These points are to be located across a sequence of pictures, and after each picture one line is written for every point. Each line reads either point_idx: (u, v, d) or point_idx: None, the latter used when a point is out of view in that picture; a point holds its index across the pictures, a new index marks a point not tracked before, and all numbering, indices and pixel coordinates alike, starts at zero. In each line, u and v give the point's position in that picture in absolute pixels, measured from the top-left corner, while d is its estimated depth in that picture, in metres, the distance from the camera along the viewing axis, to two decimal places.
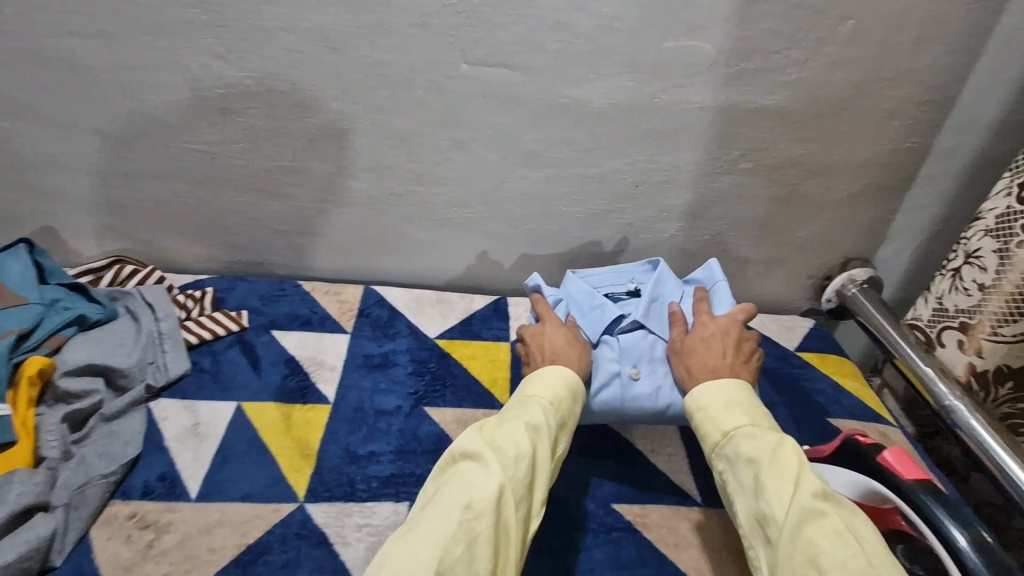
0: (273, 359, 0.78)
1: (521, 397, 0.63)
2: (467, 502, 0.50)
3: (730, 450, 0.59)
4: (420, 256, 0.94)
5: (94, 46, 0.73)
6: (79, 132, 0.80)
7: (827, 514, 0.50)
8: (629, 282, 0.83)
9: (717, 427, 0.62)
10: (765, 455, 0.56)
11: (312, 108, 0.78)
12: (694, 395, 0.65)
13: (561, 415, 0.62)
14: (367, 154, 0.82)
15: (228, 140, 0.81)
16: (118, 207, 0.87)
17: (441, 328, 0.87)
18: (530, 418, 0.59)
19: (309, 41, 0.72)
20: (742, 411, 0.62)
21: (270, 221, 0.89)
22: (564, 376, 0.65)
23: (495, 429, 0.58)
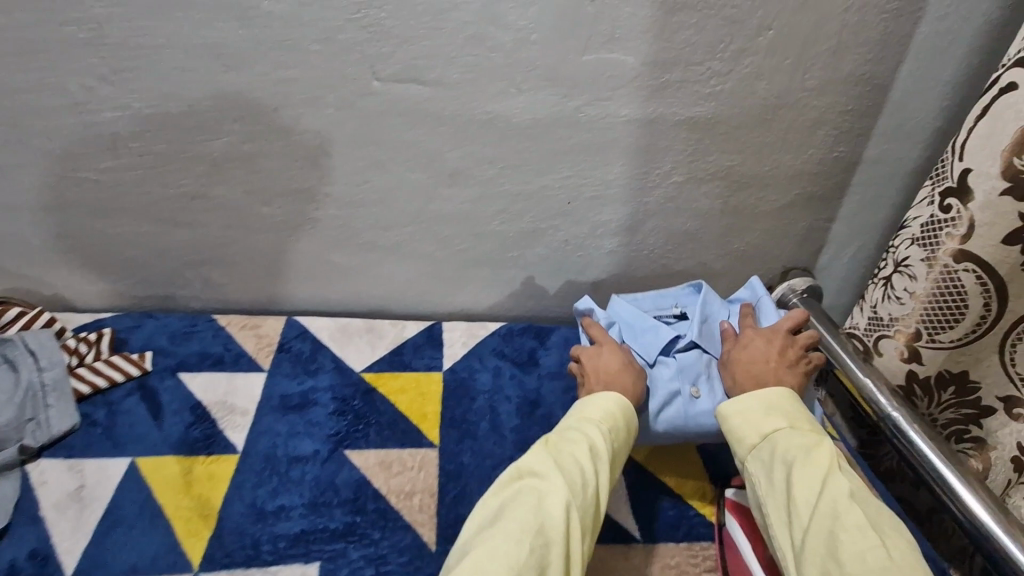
0: (176, 406, 0.71)
1: (580, 417, 0.64)
2: (535, 525, 0.52)
3: (765, 452, 0.62)
4: (347, 282, 0.88)
5: None
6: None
7: (854, 512, 0.54)
8: (675, 307, 0.84)
9: (753, 429, 0.64)
10: (799, 458, 0.59)
11: (212, 131, 0.72)
12: (733, 401, 0.68)
13: (620, 441, 0.63)
14: (278, 178, 0.76)
15: (120, 167, 0.74)
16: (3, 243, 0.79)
17: (368, 360, 0.82)
18: (592, 443, 0.60)
19: (202, 59, 0.66)
20: (778, 415, 0.65)
21: (177, 252, 0.82)
22: (619, 397, 0.66)
23: (558, 450, 0.60)
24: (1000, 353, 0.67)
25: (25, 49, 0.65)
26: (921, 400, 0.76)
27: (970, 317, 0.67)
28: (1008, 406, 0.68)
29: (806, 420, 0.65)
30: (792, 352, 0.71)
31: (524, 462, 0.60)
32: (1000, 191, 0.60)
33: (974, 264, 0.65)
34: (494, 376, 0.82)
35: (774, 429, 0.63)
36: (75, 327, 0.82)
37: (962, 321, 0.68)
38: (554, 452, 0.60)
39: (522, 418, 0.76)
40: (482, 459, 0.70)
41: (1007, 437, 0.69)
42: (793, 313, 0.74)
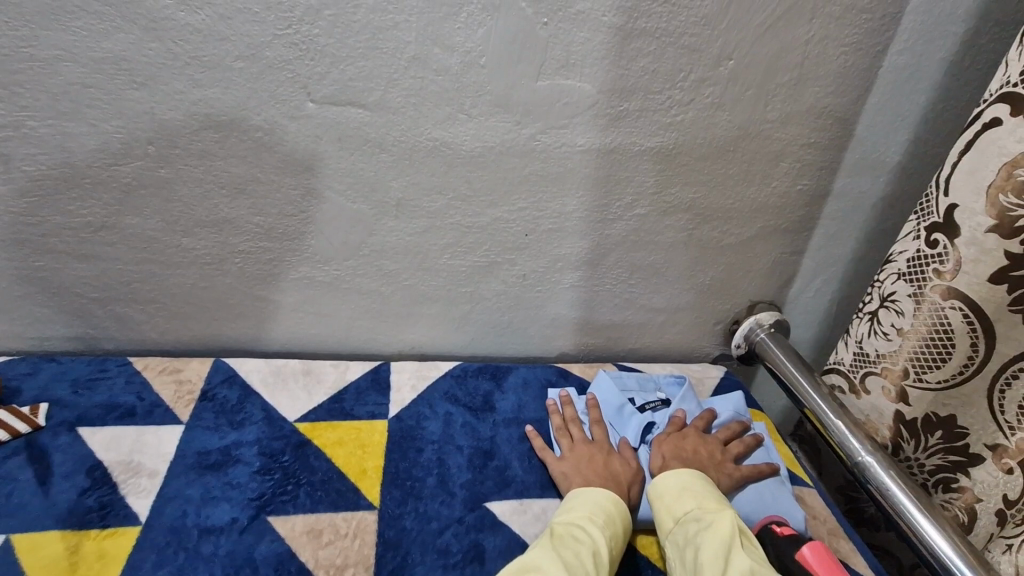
0: (70, 469, 0.62)
1: (579, 515, 0.59)
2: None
3: (676, 536, 0.59)
4: (282, 320, 0.81)
5: None
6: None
7: None
8: (658, 392, 0.82)
9: (665, 513, 0.62)
10: (705, 539, 0.56)
11: (123, 154, 0.64)
12: (654, 483, 0.65)
13: (619, 536, 0.59)
14: (201, 206, 0.69)
15: (14, 193, 0.65)
16: None
17: (304, 407, 0.73)
18: (598, 549, 0.56)
19: (106, 74, 0.59)
20: (692, 496, 0.62)
21: (85, 288, 0.73)
22: (616, 498, 0.62)
23: (562, 551, 0.55)
24: (989, 398, 0.63)
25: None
26: (907, 443, 0.72)
27: (956, 358, 0.64)
28: (997, 455, 0.64)
29: (718, 501, 0.62)
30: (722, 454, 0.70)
31: (523, 565, 0.54)
32: (987, 228, 0.58)
33: (961, 301, 0.62)
34: (444, 425, 0.75)
35: (686, 511, 0.60)
36: None
37: (948, 362, 0.65)
38: (558, 554, 0.54)
39: (474, 471, 0.69)
40: (427, 522, 0.62)
41: (992, 489, 0.65)
42: (732, 425, 0.75)
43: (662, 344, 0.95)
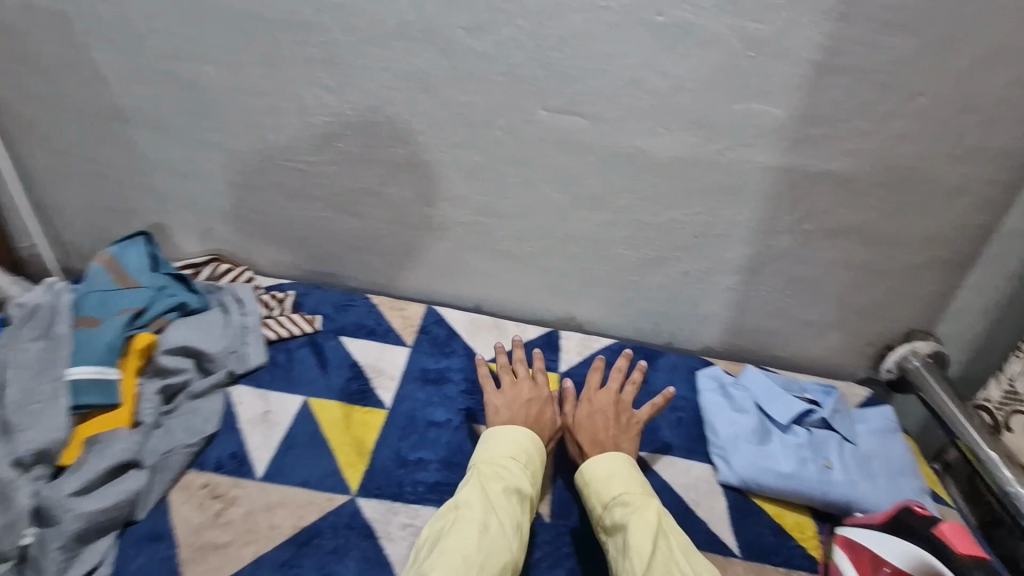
0: (339, 363, 0.85)
1: (503, 455, 0.67)
2: (477, 565, 0.56)
3: (608, 517, 0.65)
4: (478, 283, 1.00)
5: (221, 74, 0.81)
6: (191, 143, 0.88)
7: None
8: (806, 392, 0.87)
9: (601, 493, 0.67)
10: (632, 521, 0.62)
11: (402, 140, 0.85)
12: (586, 463, 0.71)
13: (536, 480, 0.68)
14: (443, 184, 0.88)
15: (322, 161, 0.88)
16: (217, 212, 0.96)
17: (494, 350, 0.92)
18: (520, 486, 0.64)
19: (403, 80, 0.79)
20: (622, 479, 0.68)
21: (349, 237, 0.96)
22: (537, 443, 0.70)
23: (490, 488, 0.63)
24: None
25: (271, 60, 0.79)
26: None
27: None
28: None
29: (641, 482, 0.68)
30: (626, 419, 0.77)
31: (460, 499, 0.63)
32: None
33: None
34: None
35: (616, 492, 0.66)
36: (267, 284, 0.99)
37: None
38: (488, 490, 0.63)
39: None
40: None
41: None
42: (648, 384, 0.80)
43: (805, 356, 1.01)
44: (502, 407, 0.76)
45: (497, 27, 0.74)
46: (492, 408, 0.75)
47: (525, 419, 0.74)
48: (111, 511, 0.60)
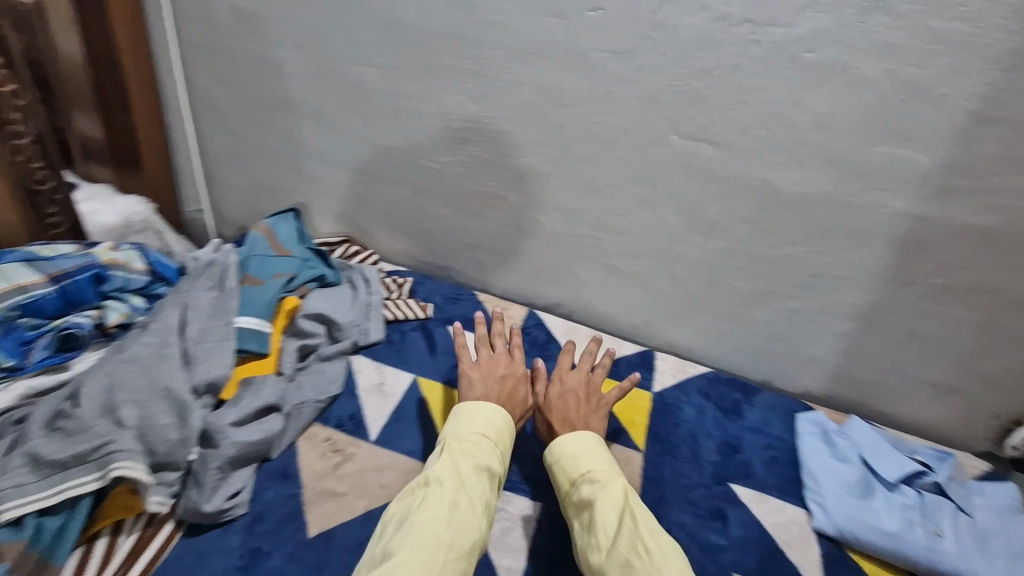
0: (446, 349, 0.90)
1: (472, 430, 0.69)
2: (447, 542, 0.57)
3: (576, 494, 0.67)
4: (581, 294, 1.03)
5: (380, 76, 0.89)
6: (342, 136, 0.98)
7: (642, 543, 0.60)
8: (916, 454, 0.84)
9: (569, 471, 0.69)
10: (597, 498, 0.64)
11: (532, 151, 0.90)
12: (554, 443, 0.73)
13: (503, 455, 0.70)
14: (564, 196, 0.93)
15: (455, 163, 0.95)
16: (352, 199, 1.05)
17: (590, 360, 0.95)
18: (489, 463, 0.66)
19: (543, 95, 0.84)
20: (589, 458, 0.70)
21: (465, 235, 1.03)
22: (505, 417, 0.72)
23: (460, 463, 0.65)
24: None
25: (426, 68, 0.86)
26: None
27: None
28: None
29: (607, 461, 0.71)
30: (596, 400, 0.79)
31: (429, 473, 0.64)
32: None
33: None
34: (697, 412, 0.89)
35: (583, 471, 0.68)
36: (390, 270, 1.09)
37: None
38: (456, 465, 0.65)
39: (721, 456, 0.83)
40: (680, 477, 0.79)
41: None
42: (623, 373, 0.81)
43: (914, 417, 0.95)
44: (477, 381, 0.78)
45: (642, 53, 0.77)
46: (465, 380, 0.77)
47: (498, 395, 0.76)
48: (257, 444, 0.67)
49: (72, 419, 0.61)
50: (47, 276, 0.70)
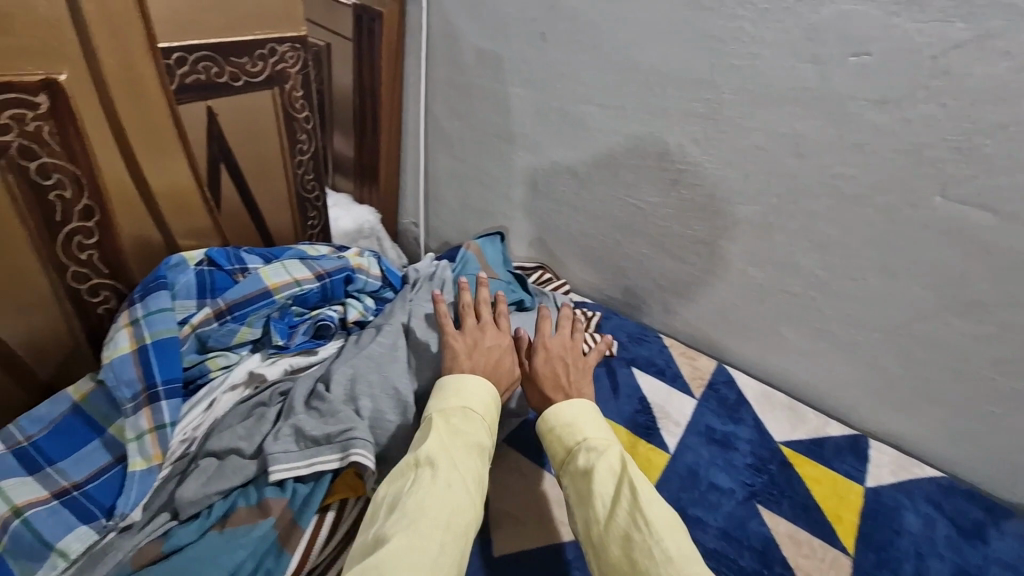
0: (630, 391, 0.88)
1: (460, 404, 0.63)
2: (444, 524, 0.51)
3: (572, 463, 0.62)
4: (782, 357, 0.94)
5: (603, 114, 0.92)
6: (553, 167, 1.02)
7: (644, 517, 0.54)
8: None
9: (565, 441, 0.64)
10: (595, 469, 0.59)
11: (752, 198, 0.84)
12: (547, 413, 0.68)
13: (492, 429, 0.64)
14: (781, 250, 0.85)
15: (664, 203, 0.93)
16: (550, 226, 1.09)
17: (786, 434, 0.85)
18: (479, 439, 0.61)
19: (778, 143, 0.79)
20: (583, 427, 0.65)
21: (659, 276, 1.00)
22: (494, 394, 0.66)
23: (448, 439, 0.59)
24: None
25: (654, 110, 0.86)
26: None
27: None
28: None
29: (603, 430, 0.65)
30: (580, 365, 0.76)
31: (418, 451, 0.58)
32: None
33: None
34: (924, 524, 0.75)
35: (578, 441, 0.63)
36: (577, 299, 1.10)
37: None
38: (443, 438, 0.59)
39: None
40: None
41: None
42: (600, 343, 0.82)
43: None
44: (459, 351, 0.72)
45: (913, 103, 0.68)
46: (449, 352, 0.71)
47: (483, 366, 0.69)
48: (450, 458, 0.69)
49: (326, 399, 0.66)
50: (316, 274, 0.79)
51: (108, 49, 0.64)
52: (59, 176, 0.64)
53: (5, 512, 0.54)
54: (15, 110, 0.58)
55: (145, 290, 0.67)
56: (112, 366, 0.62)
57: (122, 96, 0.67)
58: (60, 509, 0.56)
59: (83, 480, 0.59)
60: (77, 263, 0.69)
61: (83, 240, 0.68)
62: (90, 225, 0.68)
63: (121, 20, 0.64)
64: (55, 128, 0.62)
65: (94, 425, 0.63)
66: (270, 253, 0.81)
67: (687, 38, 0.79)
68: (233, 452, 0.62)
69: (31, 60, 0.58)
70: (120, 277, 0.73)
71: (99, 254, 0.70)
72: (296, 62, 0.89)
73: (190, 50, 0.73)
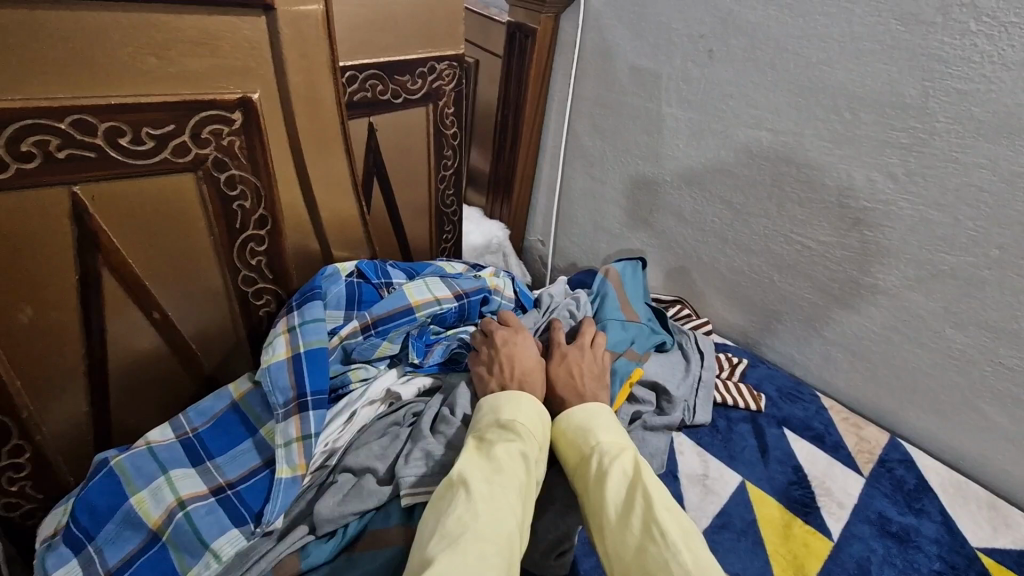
0: (782, 457, 0.78)
1: (495, 415, 0.59)
2: (488, 542, 0.46)
3: (583, 468, 0.58)
4: (981, 440, 0.77)
5: (775, 139, 0.82)
6: (703, 193, 0.93)
7: (658, 523, 0.49)
8: None
9: (576, 445, 0.60)
10: (605, 473, 0.55)
11: (963, 248, 0.70)
12: (561, 417, 0.64)
13: (536, 439, 0.59)
14: (997, 312, 0.70)
15: (839, 244, 0.80)
16: (691, 257, 0.99)
17: (987, 540, 0.70)
18: (523, 448, 0.56)
19: (1011, 183, 0.65)
20: (595, 431, 0.61)
21: (822, 325, 0.87)
22: (535, 404, 0.62)
23: (486, 455, 0.55)
24: None
25: (840, 137, 0.75)
26: None
27: None
28: None
29: (617, 434, 0.61)
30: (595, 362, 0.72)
31: (456, 469, 0.54)
32: None
33: None
34: None
35: (589, 445, 0.59)
36: (716, 340, 0.99)
37: None
38: (476, 453, 0.55)
39: None
40: None
41: None
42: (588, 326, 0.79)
43: None
44: (491, 370, 0.67)
45: None
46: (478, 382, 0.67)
47: (513, 379, 0.65)
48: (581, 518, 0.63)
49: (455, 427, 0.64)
50: (455, 293, 0.78)
51: (294, 68, 0.67)
52: (243, 188, 0.68)
53: (171, 503, 0.58)
54: (214, 126, 0.63)
55: (303, 298, 0.71)
56: (269, 370, 0.65)
57: (301, 110, 0.70)
58: (215, 508, 0.59)
59: (235, 480, 0.62)
60: (247, 268, 0.73)
61: (255, 247, 0.73)
62: (262, 233, 0.72)
63: (310, 41, 0.67)
64: (244, 143, 0.66)
65: (248, 425, 0.66)
66: (412, 269, 0.82)
67: (897, 57, 0.68)
68: (368, 472, 0.61)
69: (231, 79, 0.63)
70: (280, 283, 0.77)
71: (266, 260, 0.74)
72: (452, 80, 0.90)
73: (360, 69, 0.77)
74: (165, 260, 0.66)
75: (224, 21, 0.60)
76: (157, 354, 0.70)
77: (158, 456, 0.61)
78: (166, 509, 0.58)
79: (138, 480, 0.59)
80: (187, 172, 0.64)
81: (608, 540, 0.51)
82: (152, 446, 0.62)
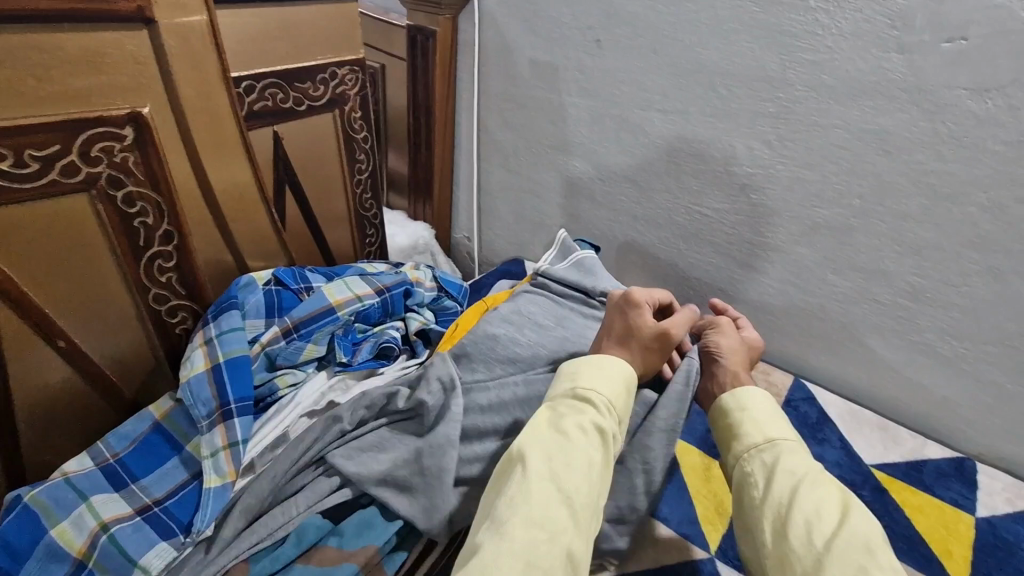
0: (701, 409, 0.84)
1: (572, 385, 0.60)
2: (542, 532, 0.49)
3: (772, 459, 0.58)
4: (870, 373, 0.86)
5: (668, 120, 0.88)
6: (610, 174, 0.99)
7: (875, 554, 0.48)
8: None
9: (763, 434, 0.60)
10: (812, 478, 0.55)
11: (832, 201, 0.78)
12: (737, 394, 0.64)
13: (615, 413, 0.59)
14: (866, 254, 0.79)
15: (731, 210, 0.88)
16: (608, 236, 1.05)
17: (879, 457, 0.79)
18: (597, 422, 0.56)
19: (862, 140, 0.73)
20: (787, 430, 0.61)
21: (727, 285, 0.94)
22: (620, 377, 0.61)
23: (560, 429, 0.56)
24: None
25: (719, 111, 0.82)
26: None
27: None
28: None
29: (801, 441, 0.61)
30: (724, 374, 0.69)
31: (516, 441, 0.56)
32: None
33: None
34: None
35: (785, 444, 0.59)
36: None
37: None
38: (544, 423, 0.57)
39: None
40: None
41: None
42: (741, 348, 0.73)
43: None
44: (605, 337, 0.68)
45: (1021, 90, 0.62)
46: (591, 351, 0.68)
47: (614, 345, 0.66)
48: None
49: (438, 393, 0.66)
50: (376, 289, 0.79)
51: (186, 81, 0.67)
52: (144, 204, 0.67)
53: (94, 527, 0.57)
54: (104, 143, 0.62)
55: (218, 310, 0.71)
56: (190, 385, 0.66)
57: (199, 121, 0.70)
58: (143, 526, 0.58)
59: (163, 497, 0.61)
60: (159, 287, 0.72)
61: (164, 264, 0.72)
62: (169, 249, 0.72)
63: (199, 52, 0.67)
64: (140, 159, 0.66)
65: (174, 443, 0.66)
66: (332, 272, 0.83)
67: (758, 35, 0.76)
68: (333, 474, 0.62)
69: (118, 95, 0.62)
70: (196, 299, 0.77)
71: (177, 277, 0.74)
72: (356, 84, 0.91)
73: (258, 78, 0.78)
74: (69, 286, 0.64)
75: (104, 37, 0.60)
76: (70, 385, 0.68)
77: (76, 485, 0.60)
78: (90, 534, 0.56)
79: (59, 512, 0.57)
80: (81, 193, 0.62)
81: (801, 545, 0.50)
82: (69, 477, 0.60)
